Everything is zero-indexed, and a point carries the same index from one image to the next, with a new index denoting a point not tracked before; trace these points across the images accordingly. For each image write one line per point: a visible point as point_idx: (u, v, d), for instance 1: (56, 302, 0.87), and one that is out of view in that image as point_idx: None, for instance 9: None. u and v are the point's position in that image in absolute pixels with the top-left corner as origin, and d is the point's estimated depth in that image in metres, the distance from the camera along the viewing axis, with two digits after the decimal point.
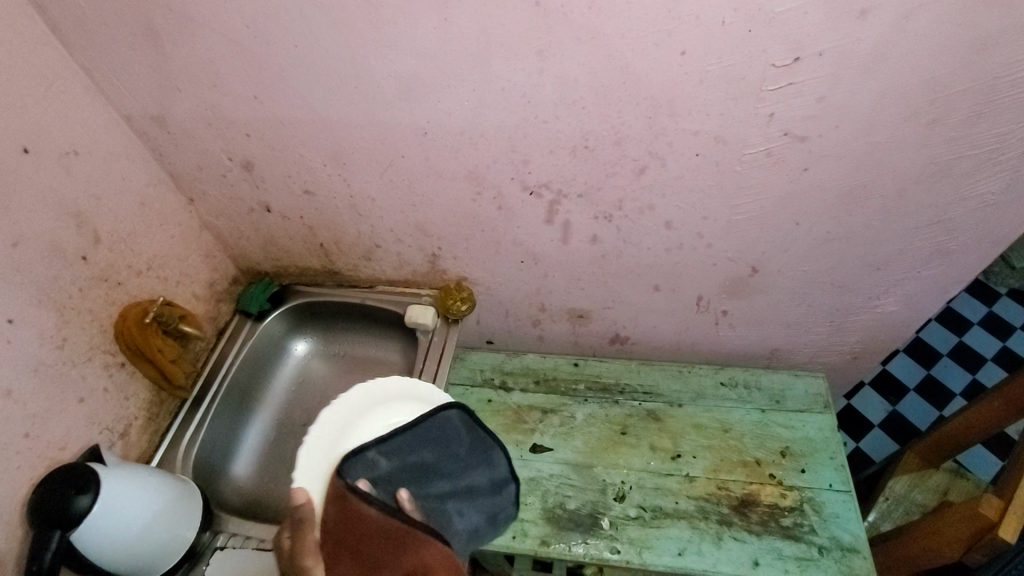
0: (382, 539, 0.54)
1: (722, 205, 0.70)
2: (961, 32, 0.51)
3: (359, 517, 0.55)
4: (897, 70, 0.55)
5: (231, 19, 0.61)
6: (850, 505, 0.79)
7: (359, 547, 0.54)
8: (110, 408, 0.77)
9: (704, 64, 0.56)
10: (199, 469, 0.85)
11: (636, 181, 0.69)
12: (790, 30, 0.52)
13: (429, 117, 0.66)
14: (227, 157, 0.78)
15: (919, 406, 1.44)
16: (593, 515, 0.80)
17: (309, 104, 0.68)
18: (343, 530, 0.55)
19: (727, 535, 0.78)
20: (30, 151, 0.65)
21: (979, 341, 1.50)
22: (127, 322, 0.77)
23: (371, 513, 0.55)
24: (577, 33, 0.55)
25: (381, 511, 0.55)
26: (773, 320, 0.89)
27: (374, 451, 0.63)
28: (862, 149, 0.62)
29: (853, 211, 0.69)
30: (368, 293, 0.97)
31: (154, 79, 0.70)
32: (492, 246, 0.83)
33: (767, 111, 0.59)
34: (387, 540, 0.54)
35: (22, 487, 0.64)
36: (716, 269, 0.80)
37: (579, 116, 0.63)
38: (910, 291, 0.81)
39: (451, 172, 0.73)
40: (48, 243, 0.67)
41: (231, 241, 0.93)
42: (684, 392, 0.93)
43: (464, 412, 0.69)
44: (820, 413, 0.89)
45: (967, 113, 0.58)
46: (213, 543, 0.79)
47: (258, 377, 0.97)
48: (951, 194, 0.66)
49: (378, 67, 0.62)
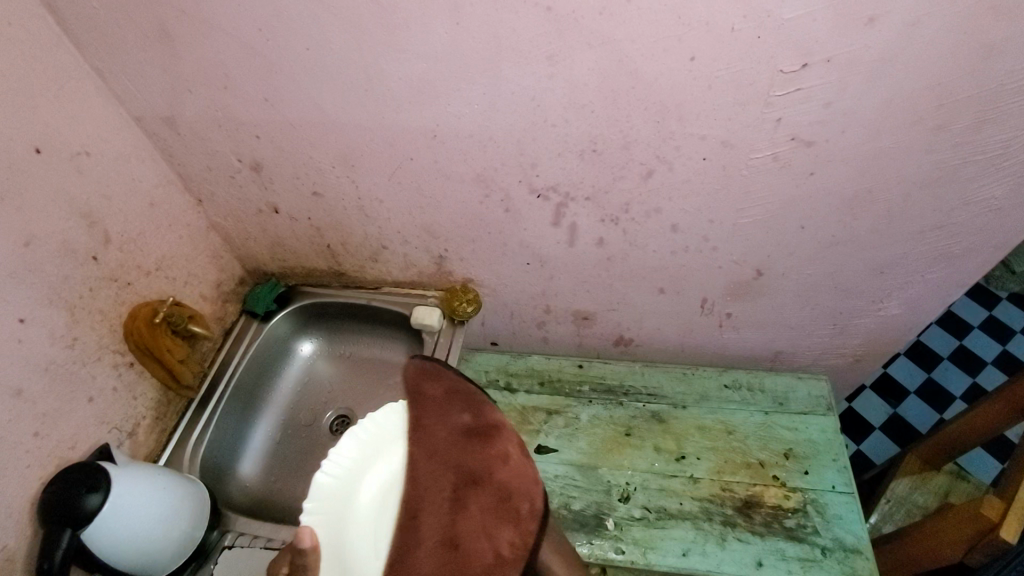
0: (460, 397, 0.67)
1: (727, 208, 0.71)
2: (967, 40, 0.52)
3: (434, 382, 0.68)
4: (903, 76, 0.55)
5: (244, 22, 0.62)
6: (853, 507, 0.80)
7: (442, 404, 0.66)
8: (119, 407, 0.78)
9: (713, 69, 0.57)
10: (206, 469, 0.86)
11: (643, 185, 0.70)
12: (798, 37, 0.53)
13: (439, 119, 0.67)
14: (237, 158, 0.79)
15: (919, 408, 1.45)
16: (598, 516, 0.81)
17: (320, 106, 0.69)
18: (422, 392, 0.67)
19: (731, 536, 0.78)
20: (42, 151, 0.65)
21: (979, 345, 1.51)
22: (136, 322, 0.77)
23: (448, 376, 0.69)
24: (588, 38, 0.56)
25: (456, 375, 0.69)
26: (777, 323, 0.89)
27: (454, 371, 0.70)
28: (868, 153, 0.62)
29: (858, 216, 0.70)
30: (374, 293, 0.98)
31: (165, 81, 0.70)
32: (499, 248, 0.83)
33: (774, 116, 0.60)
34: (461, 402, 0.66)
35: (32, 486, 0.65)
36: (721, 271, 0.81)
37: (588, 119, 0.63)
38: (912, 294, 0.82)
39: (459, 175, 0.73)
40: (59, 242, 0.68)
41: (238, 241, 0.94)
42: (688, 394, 0.94)
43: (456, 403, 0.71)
44: (822, 416, 0.90)
45: (972, 119, 0.58)
46: (220, 543, 0.79)
47: (265, 377, 0.98)
48: (955, 199, 0.67)
49: (389, 70, 0.63)
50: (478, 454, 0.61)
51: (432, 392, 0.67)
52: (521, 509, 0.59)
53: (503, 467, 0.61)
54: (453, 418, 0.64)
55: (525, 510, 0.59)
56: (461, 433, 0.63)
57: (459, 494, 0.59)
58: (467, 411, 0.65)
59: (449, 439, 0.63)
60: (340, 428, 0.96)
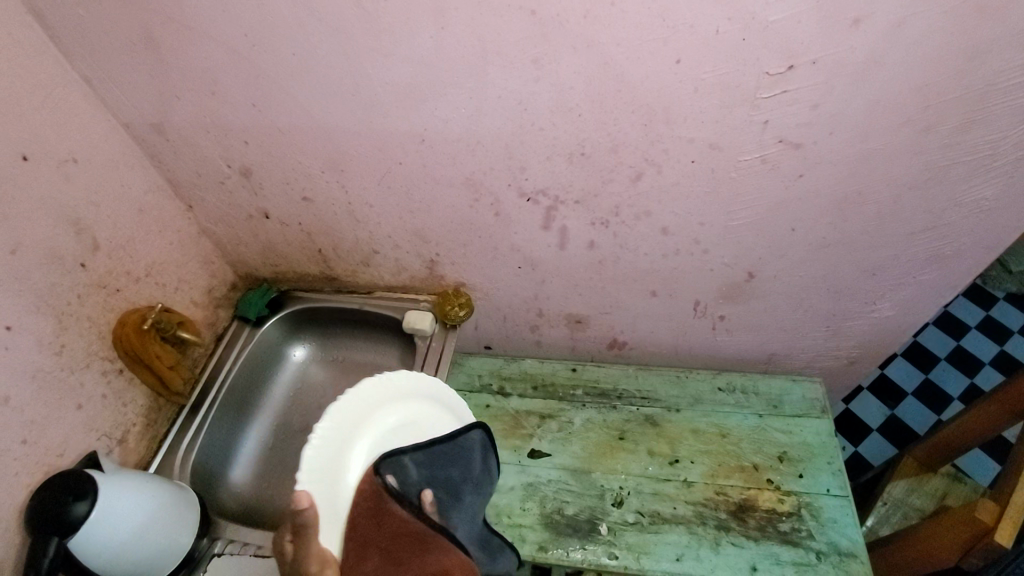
0: (404, 538, 0.58)
1: (718, 210, 0.71)
2: (953, 40, 0.52)
3: (387, 518, 0.59)
4: (891, 78, 0.55)
5: (230, 28, 0.62)
6: (848, 511, 0.79)
7: (389, 549, 0.57)
8: (108, 414, 0.77)
9: (699, 72, 0.57)
10: (196, 475, 0.85)
11: (633, 188, 0.70)
12: (783, 40, 0.53)
13: (427, 124, 0.67)
14: (226, 164, 0.79)
15: (917, 410, 1.44)
16: (591, 521, 0.80)
17: (307, 112, 0.69)
18: (364, 529, 0.59)
19: (725, 540, 0.78)
20: (29, 159, 0.65)
21: (976, 345, 1.51)
22: (124, 329, 0.77)
23: (400, 514, 0.60)
24: (573, 41, 0.56)
25: (409, 513, 0.60)
26: (771, 325, 0.89)
27: (408, 457, 0.65)
28: (856, 155, 0.62)
29: (849, 218, 0.70)
30: (367, 298, 0.97)
31: (152, 87, 0.70)
32: (490, 252, 0.83)
33: (762, 118, 0.60)
34: (411, 540, 0.58)
35: (19, 494, 0.64)
36: (713, 274, 0.80)
37: (576, 123, 0.63)
38: (906, 296, 0.81)
39: (448, 179, 0.73)
40: (47, 249, 0.67)
41: (229, 247, 0.94)
42: (682, 398, 0.94)
43: (483, 433, 0.73)
44: (817, 418, 0.89)
45: (961, 120, 0.58)
46: (210, 550, 0.78)
47: (258, 383, 0.97)
48: (945, 200, 0.67)
49: (375, 75, 0.63)
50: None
51: (391, 518, 0.60)
52: None
53: None
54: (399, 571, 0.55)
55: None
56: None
57: None
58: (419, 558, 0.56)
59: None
60: None
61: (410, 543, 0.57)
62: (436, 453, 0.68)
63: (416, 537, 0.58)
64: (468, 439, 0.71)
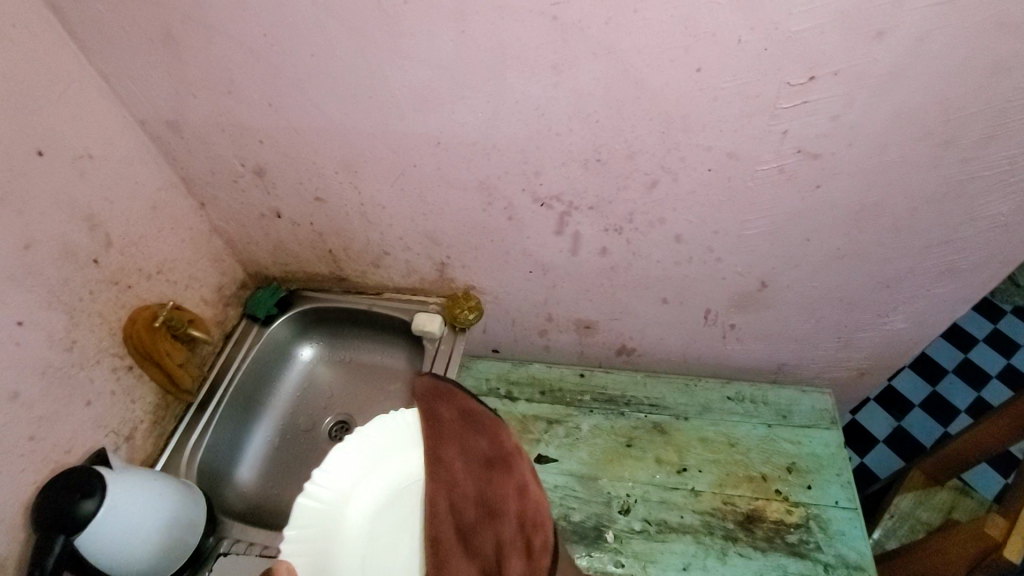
0: (471, 422, 0.68)
1: (733, 218, 0.70)
2: (977, 55, 0.51)
3: (452, 405, 0.69)
4: (911, 91, 0.55)
5: (248, 27, 0.62)
6: (856, 523, 0.79)
7: (464, 426, 0.68)
8: (117, 411, 0.77)
9: (719, 81, 0.56)
10: (203, 474, 0.85)
11: (648, 195, 0.69)
12: (805, 50, 0.53)
13: (443, 127, 0.67)
14: (240, 162, 0.79)
15: (923, 422, 1.44)
16: (597, 528, 0.80)
17: (323, 112, 0.69)
18: (438, 414, 0.68)
19: (733, 551, 0.77)
20: (44, 154, 0.65)
21: (984, 358, 1.50)
22: (135, 326, 0.77)
23: (462, 398, 0.70)
24: (593, 47, 0.55)
25: (472, 398, 0.70)
26: (782, 334, 0.88)
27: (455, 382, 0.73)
28: (875, 167, 0.62)
29: (864, 229, 0.69)
30: (376, 299, 0.97)
31: (169, 85, 0.70)
32: (501, 255, 0.83)
33: (781, 128, 0.59)
34: (480, 423, 0.68)
35: (26, 490, 0.64)
36: (725, 282, 0.80)
37: (593, 129, 0.63)
38: (918, 308, 0.81)
39: (463, 182, 0.73)
40: (60, 245, 0.67)
41: (240, 245, 0.94)
42: (690, 406, 0.93)
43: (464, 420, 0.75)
44: (826, 430, 0.89)
45: (981, 134, 0.58)
46: (217, 549, 0.78)
47: (265, 382, 0.97)
48: (963, 214, 0.66)
49: (393, 77, 0.63)
50: (506, 477, 0.64)
51: (448, 411, 0.69)
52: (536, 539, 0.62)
53: (521, 497, 0.63)
54: (473, 445, 0.66)
55: (539, 542, 0.62)
56: (484, 458, 0.65)
57: (475, 525, 0.61)
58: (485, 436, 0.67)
59: (464, 473, 0.64)
60: (339, 435, 0.96)
61: (477, 425, 0.68)
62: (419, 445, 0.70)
63: (479, 421, 0.68)
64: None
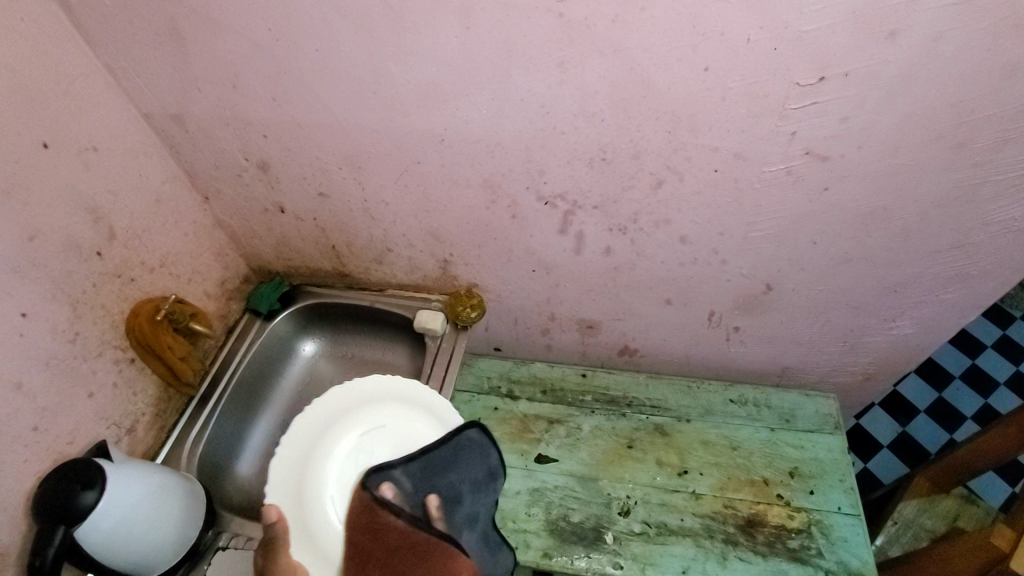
0: (405, 551, 0.56)
1: (739, 220, 0.69)
2: (992, 57, 0.50)
3: (382, 534, 0.58)
4: (924, 93, 0.54)
5: (254, 22, 0.62)
6: (859, 530, 0.78)
7: (390, 562, 0.56)
8: (119, 403, 0.77)
9: (727, 81, 0.55)
10: (204, 467, 0.85)
11: (653, 196, 0.69)
12: (816, 50, 0.52)
13: (447, 124, 0.66)
14: (244, 157, 0.78)
15: (929, 428, 1.42)
16: (596, 529, 0.80)
17: (327, 108, 0.68)
18: (370, 546, 0.58)
19: (733, 555, 0.77)
20: (50, 146, 0.65)
21: (992, 365, 1.48)
22: (138, 318, 0.77)
23: (396, 524, 0.58)
24: (600, 46, 0.55)
25: (405, 522, 0.58)
26: (786, 338, 0.88)
27: (401, 472, 0.63)
28: (885, 170, 0.61)
29: (873, 233, 0.68)
30: (378, 296, 0.97)
31: (174, 78, 0.70)
32: (504, 254, 0.82)
33: (789, 129, 0.58)
34: (410, 553, 0.56)
35: (28, 480, 0.64)
36: (730, 285, 0.79)
37: (599, 128, 0.62)
38: (926, 314, 0.80)
39: (466, 180, 0.72)
40: (64, 237, 0.67)
41: (244, 240, 0.94)
42: (693, 408, 0.92)
43: (484, 431, 0.69)
44: (830, 434, 0.88)
45: (995, 138, 0.57)
46: (215, 543, 0.78)
47: (266, 377, 0.97)
48: (974, 219, 0.65)
49: (398, 73, 0.62)
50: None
51: (383, 540, 0.57)
52: None
53: None
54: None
55: None
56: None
57: None
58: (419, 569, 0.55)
59: None
60: None
61: (413, 553, 0.56)
62: (432, 460, 0.65)
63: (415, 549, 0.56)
64: (447, 447, 0.66)
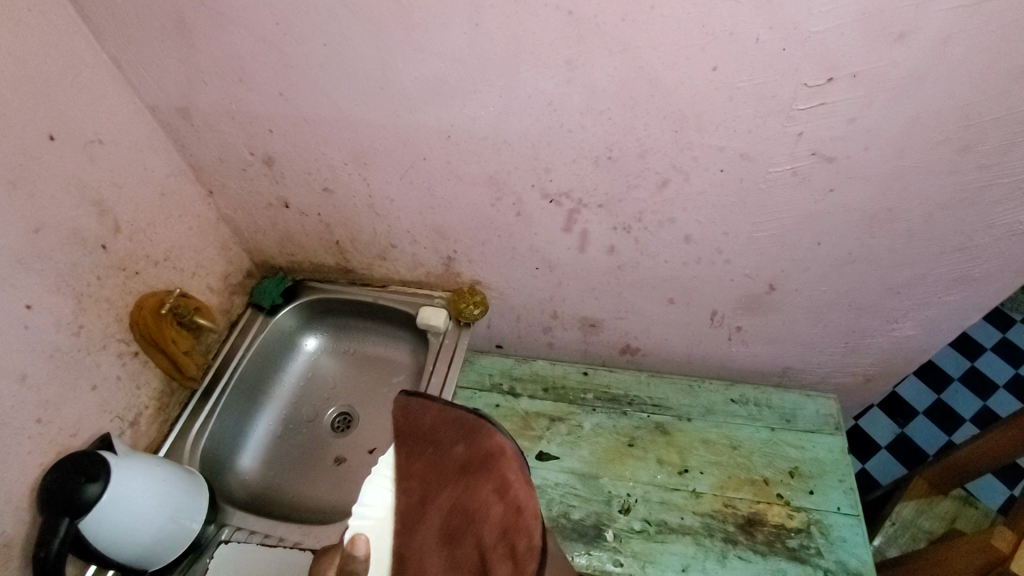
0: (451, 426, 0.59)
1: (743, 220, 0.70)
2: (1001, 59, 0.50)
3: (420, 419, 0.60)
4: (931, 95, 0.54)
5: (262, 16, 0.61)
6: (858, 530, 0.79)
7: (434, 437, 0.59)
8: (122, 396, 0.77)
9: (735, 81, 0.56)
10: (206, 461, 0.85)
11: (658, 195, 0.69)
12: (825, 51, 0.52)
13: (454, 120, 0.66)
14: (250, 151, 0.78)
15: (927, 429, 1.43)
16: (597, 527, 0.80)
17: (334, 103, 0.68)
18: (413, 430, 0.60)
19: (733, 554, 0.77)
20: (55, 139, 0.65)
21: (991, 368, 1.49)
22: (142, 312, 0.77)
23: (435, 408, 0.60)
24: (609, 43, 0.55)
25: (442, 407, 0.61)
26: (788, 338, 0.88)
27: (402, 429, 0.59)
28: (890, 172, 0.61)
29: (877, 234, 0.68)
30: (381, 292, 0.97)
31: (181, 72, 0.70)
32: (509, 251, 0.83)
33: (796, 130, 0.59)
34: (454, 427, 0.59)
35: (32, 471, 0.64)
36: (734, 284, 0.79)
37: (606, 127, 0.62)
38: (928, 316, 0.80)
39: (472, 176, 0.72)
40: (69, 229, 0.67)
41: (247, 234, 0.94)
42: (694, 407, 0.93)
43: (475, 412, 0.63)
44: (830, 435, 0.88)
45: (1001, 141, 0.57)
46: (217, 536, 0.79)
47: (269, 372, 0.97)
48: (978, 221, 0.65)
49: (406, 69, 0.62)
50: (478, 487, 0.55)
51: (425, 423, 0.60)
52: (519, 547, 0.53)
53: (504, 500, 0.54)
54: (447, 452, 0.58)
55: (523, 548, 0.53)
56: (458, 466, 0.57)
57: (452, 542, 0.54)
58: (462, 441, 0.58)
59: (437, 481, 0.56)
60: (342, 426, 0.95)
61: (456, 430, 0.59)
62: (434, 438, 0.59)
63: (455, 430, 0.59)
64: None
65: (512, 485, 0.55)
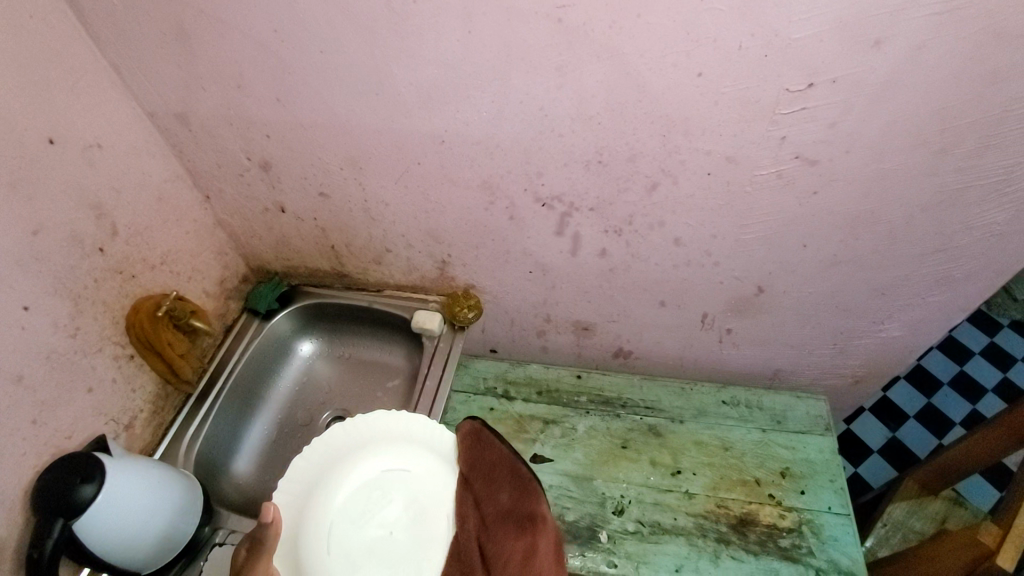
0: (494, 474, 0.73)
1: (730, 223, 0.71)
2: (972, 65, 0.53)
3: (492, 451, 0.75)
4: (907, 99, 0.56)
5: (260, 23, 0.63)
6: (849, 529, 0.79)
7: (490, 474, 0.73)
8: (117, 399, 0.78)
9: (720, 86, 0.57)
10: (200, 465, 0.85)
11: (647, 198, 0.70)
12: (806, 57, 0.54)
13: (448, 125, 0.68)
14: (247, 156, 0.80)
15: (918, 433, 1.44)
16: (591, 528, 0.80)
17: (331, 108, 0.70)
18: (479, 460, 0.74)
19: (725, 554, 0.78)
20: (55, 142, 0.66)
21: (980, 371, 1.51)
22: (139, 315, 0.78)
23: (500, 449, 0.75)
24: (597, 50, 0.57)
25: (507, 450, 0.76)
26: (777, 340, 0.89)
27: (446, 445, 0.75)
28: (872, 174, 0.63)
29: (861, 236, 0.70)
30: (376, 297, 0.98)
31: (180, 79, 0.72)
32: (502, 255, 0.84)
33: (779, 134, 0.60)
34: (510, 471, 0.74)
35: (26, 473, 0.65)
36: (723, 287, 0.81)
37: (595, 131, 0.64)
38: (914, 317, 0.82)
39: (465, 181, 0.74)
40: (67, 232, 0.68)
41: (243, 239, 0.95)
42: (685, 409, 0.94)
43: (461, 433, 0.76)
44: (820, 435, 0.89)
45: (976, 144, 0.59)
46: (212, 539, 0.79)
47: (264, 376, 0.98)
48: (958, 223, 0.67)
49: (400, 75, 0.64)
50: (514, 541, 0.68)
51: (489, 457, 0.74)
52: None
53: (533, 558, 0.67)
54: (496, 494, 0.71)
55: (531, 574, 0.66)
56: (506, 513, 0.70)
57: None
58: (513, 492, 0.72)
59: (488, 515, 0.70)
60: None
61: (511, 481, 0.73)
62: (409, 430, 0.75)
63: (508, 480, 0.73)
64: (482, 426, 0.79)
65: (540, 555, 0.67)
